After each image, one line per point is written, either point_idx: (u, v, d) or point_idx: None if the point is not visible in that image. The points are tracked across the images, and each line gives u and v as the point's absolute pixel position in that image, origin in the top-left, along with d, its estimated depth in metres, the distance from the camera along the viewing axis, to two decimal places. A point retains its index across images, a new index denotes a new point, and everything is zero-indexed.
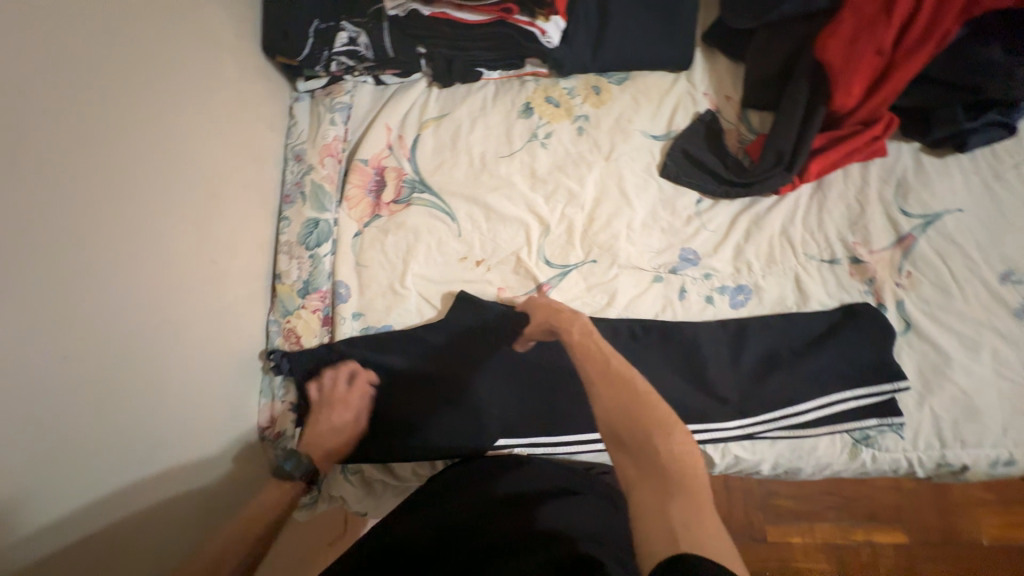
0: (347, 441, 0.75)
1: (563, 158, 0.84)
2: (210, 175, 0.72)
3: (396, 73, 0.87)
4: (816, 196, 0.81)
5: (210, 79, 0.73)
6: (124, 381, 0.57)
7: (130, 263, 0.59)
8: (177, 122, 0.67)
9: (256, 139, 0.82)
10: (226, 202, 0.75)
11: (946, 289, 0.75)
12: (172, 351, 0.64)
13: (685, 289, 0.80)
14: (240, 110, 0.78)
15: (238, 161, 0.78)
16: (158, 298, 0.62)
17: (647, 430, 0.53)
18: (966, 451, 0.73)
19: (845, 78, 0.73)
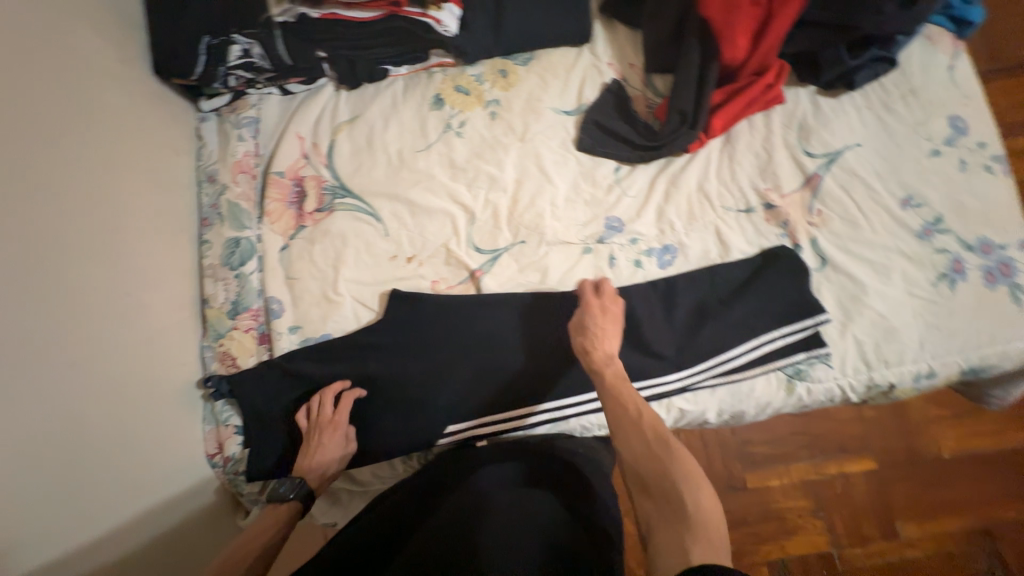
0: (336, 464, 0.72)
1: (479, 144, 0.85)
2: (116, 208, 0.70)
3: (301, 81, 0.86)
4: (726, 150, 0.84)
5: (98, 111, 0.69)
6: (42, 434, 0.54)
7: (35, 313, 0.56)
8: (67, 161, 0.64)
9: (164, 165, 0.80)
10: (139, 234, 0.73)
11: (853, 222, 0.79)
12: (96, 396, 0.61)
13: (614, 256, 0.82)
14: (140, 138, 0.76)
15: (147, 192, 0.76)
16: (72, 345, 0.59)
17: (665, 472, 0.56)
18: (891, 370, 0.77)
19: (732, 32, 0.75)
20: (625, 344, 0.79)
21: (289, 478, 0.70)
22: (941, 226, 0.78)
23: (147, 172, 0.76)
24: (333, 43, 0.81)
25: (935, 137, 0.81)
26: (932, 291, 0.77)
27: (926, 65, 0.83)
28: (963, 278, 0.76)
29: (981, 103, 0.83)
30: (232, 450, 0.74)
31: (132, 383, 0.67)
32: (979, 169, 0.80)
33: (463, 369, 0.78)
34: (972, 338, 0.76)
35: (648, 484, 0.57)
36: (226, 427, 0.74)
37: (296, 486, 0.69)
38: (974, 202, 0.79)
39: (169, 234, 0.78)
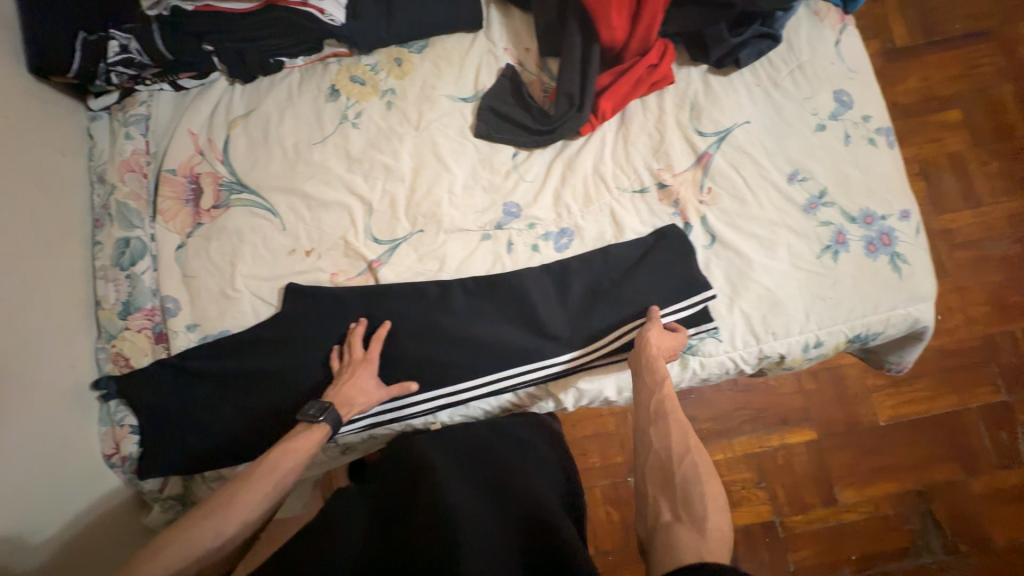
0: (368, 400, 0.74)
1: (375, 135, 0.85)
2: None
3: (192, 76, 0.85)
4: (621, 132, 0.85)
5: None
6: None
7: None
8: None
9: (52, 167, 0.78)
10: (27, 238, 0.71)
11: (742, 198, 0.81)
12: None
13: (512, 242, 0.83)
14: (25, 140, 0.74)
15: (36, 195, 0.74)
16: None
17: (689, 477, 0.59)
18: (779, 341, 0.79)
19: (605, 15, 0.76)
20: (522, 328, 0.80)
21: (320, 402, 0.73)
22: (825, 199, 0.80)
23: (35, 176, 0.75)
24: (217, 35, 0.81)
25: (821, 112, 0.82)
26: (816, 263, 0.79)
27: (813, 40, 0.84)
28: (845, 248, 0.78)
29: (866, 77, 0.84)
30: (128, 450, 0.74)
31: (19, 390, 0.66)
32: (862, 142, 0.82)
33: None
34: (856, 308, 0.78)
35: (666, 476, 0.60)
36: (122, 427, 0.75)
37: (326, 410, 0.71)
38: (858, 175, 0.81)
39: (60, 237, 0.77)
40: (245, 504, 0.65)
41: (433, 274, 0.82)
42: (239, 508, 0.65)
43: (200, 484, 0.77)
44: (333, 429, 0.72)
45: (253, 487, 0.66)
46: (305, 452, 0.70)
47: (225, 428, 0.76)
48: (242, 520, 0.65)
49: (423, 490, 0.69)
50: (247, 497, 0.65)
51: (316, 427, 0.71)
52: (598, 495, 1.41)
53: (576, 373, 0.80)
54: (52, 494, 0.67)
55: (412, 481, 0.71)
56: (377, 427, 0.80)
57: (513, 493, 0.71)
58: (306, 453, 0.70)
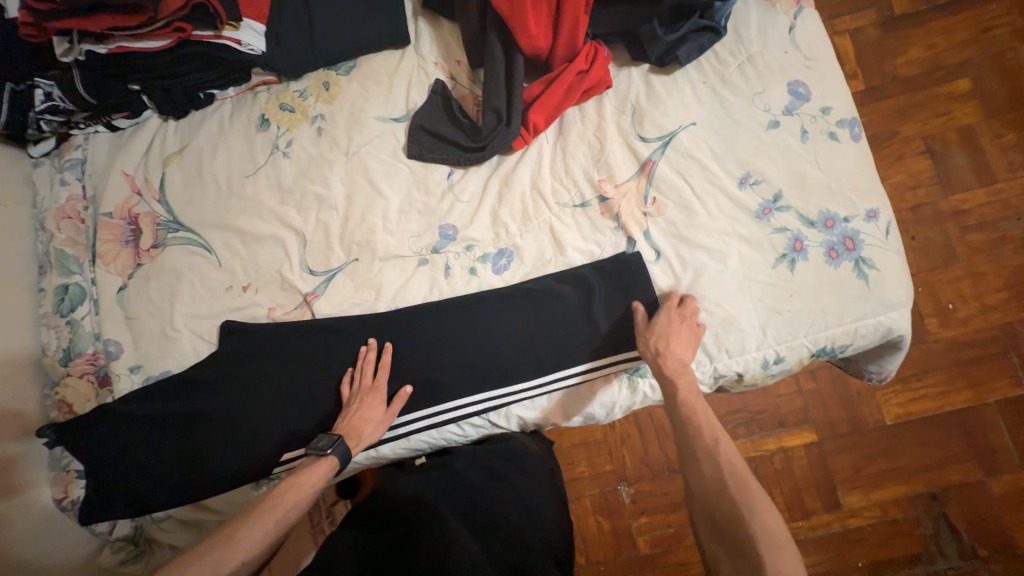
0: (337, 434, 0.71)
1: (306, 163, 0.83)
2: None
3: (126, 116, 0.85)
4: (560, 142, 0.80)
5: None
6: None
7: None
8: None
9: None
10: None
11: (689, 208, 0.75)
12: None
13: (449, 266, 0.80)
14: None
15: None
16: None
17: (733, 507, 0.58)
18: (733, 359, 0.74)
19: (520, 21, 0.72)
20: (462, 357, 0.77)
21: (329, 434, 0.72)
22: (780, 203, 0.73)
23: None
24: (140, 74, 0.80)
25: (773, 107, 0.75)
26: (772, 274, 0.73)
27: (765, 28, 0.77)
28: (803, 256, 0.72)
29: (826, 63, 0.76)
30: (76, 493, 0.76)
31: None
32: (821, 137, 0.74)
33: (299, 396, 0.78)
34: (817, 320, 0.72)
35: (716, 519, 0.59)
36: (68, 473, 0.77)
37: (336, 442, 0.70)
38: (818, 175, 0.74)
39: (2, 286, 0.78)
40: (250, 536, 0.64)
41: (370, 305, 0.80)
42: (247, 540, 0.64)
43: (155, 525, 0.79)
44: (342, 462, 0.71)
45: (257, 521, 0.65)
46: (314, 485, 0.69)
47: (168, 469, 0.76)
48: (249, 552, 0.64)
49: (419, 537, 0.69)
50: (251, 533, 0.64)
51: (324, 460, 0.70)
52: (588, 506, 1.36)
53: (518, 402, 0.77)
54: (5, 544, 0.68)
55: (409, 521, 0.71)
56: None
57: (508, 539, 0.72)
58: (312, 486, 0.69)
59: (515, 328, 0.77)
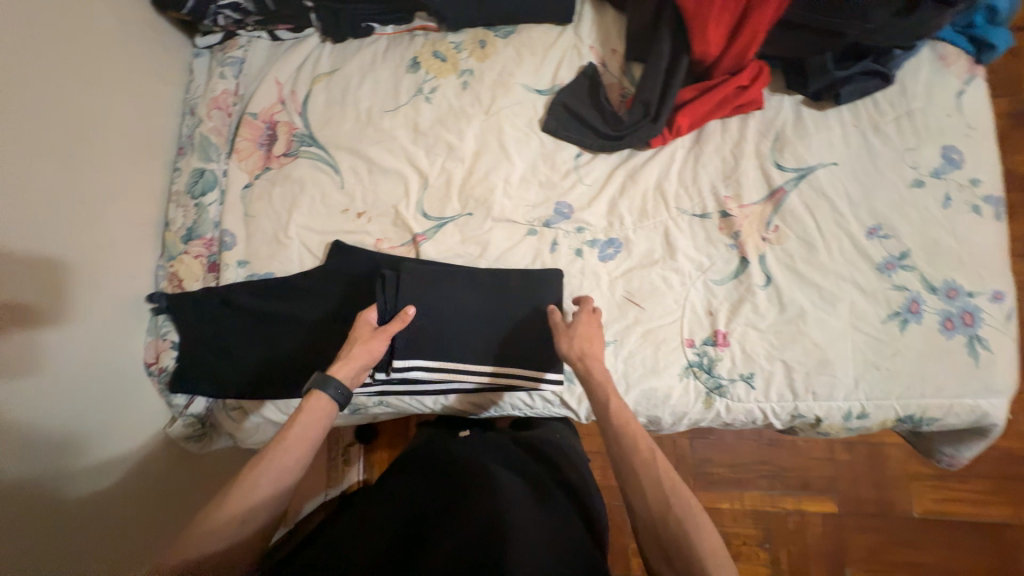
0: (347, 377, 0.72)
1: (446, 112, 0.86)
2: (109, 143, 0.77)
3: (289, 30, 0.90)
4: (693, 151, 0.81)
5: (120, 56, 0.79)
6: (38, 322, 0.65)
7: (32, 211, 0.65)
8: (91, 102, 0.74)
9: (125, 96, 0.80)
10: (38, 165, 0.66)
11: (810, 244, 0.75)
12: (71, 301, 0.70)
13: (557, 242, 0.82)
14: (47, 46, 0.68)
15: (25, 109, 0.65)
16: (55, 248, 0.68)
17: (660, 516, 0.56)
18: (818, 402, 0.73)
19: (700, 26, 0.71)
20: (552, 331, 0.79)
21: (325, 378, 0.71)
22: (905, 261, 0.73)
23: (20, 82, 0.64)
24: None
25: (921, 166, 0.74)
26: (880, 329, 0.72)
27: (932, 87, 0.76)
28: (917, 319, 0.71)
29: (986, 135, 0.75)
30: (166, 362, 0.80)
31: (80, 296, 0.71)
32: (964, 208, 0.73)
33: None
34: (915, 386, 0.71)
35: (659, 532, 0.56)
36: (164, 341, 0.81)
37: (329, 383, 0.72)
38: (950, 243, 0.72)
39: (68, 156, 0.70)
40: (257, 484, 0.60)
41: (472, 259, 0.82)
42: (258, 490, 0.60)
43: (223, 412, 0.82)
44: (337, 401, 0.67)
45: (269, 462, 0.61)
46: (315, 421, 0.65)
47: (251, 362, 0.80)
48: (261, 501, 0.60)
49: (471, 492, 0.68)
50: (266, 470, 0.61)
51: (313, 398, 0.66)
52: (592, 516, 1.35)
53: None
54: (116, 405, 0.76)
55: (458, 483, 0.71)
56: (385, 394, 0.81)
57: (557, 508, 0.70)
58: (315, 419, 0.65)
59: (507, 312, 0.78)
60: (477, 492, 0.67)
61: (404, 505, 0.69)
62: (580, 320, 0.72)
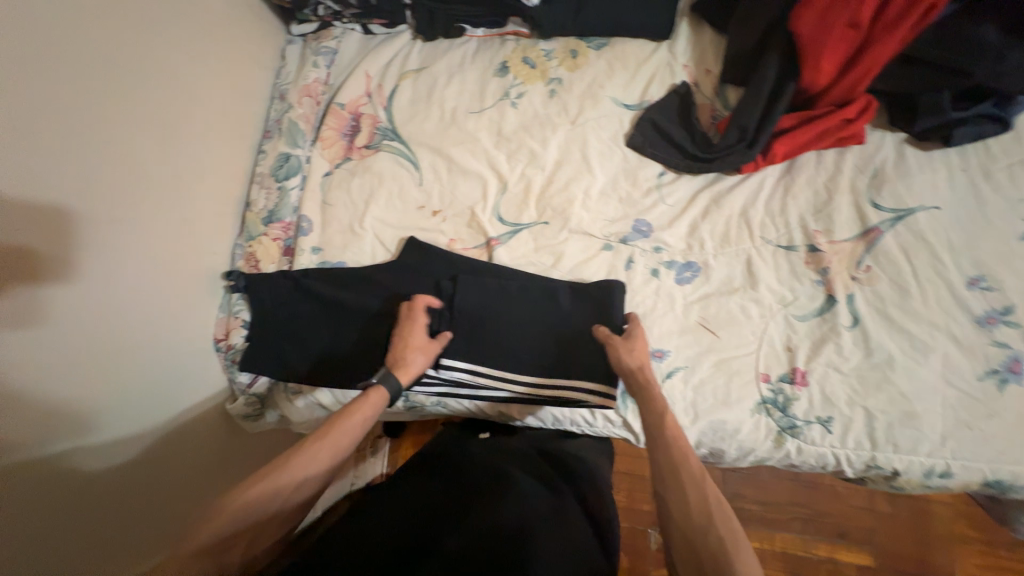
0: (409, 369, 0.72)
1: (531, 119, 0.85)
2: (202, 119, 0.78)
3: (382, 24, 0.91)
4: (784, 181, 0.79)
5: (220, 37, 0.81)
6: (123, 284, 0.65)
7: (126, 176, 0.66)
8: (185, 74, 0.75)
9: (222, 77, 0.82)
10: (140, 133, 0.68)
11: (904, 289, 0.72)
12: (156, 267, 0.70)
13: (633, 260, 0.80)
14: (155, 21, 0.70)
15: (126, 76, 0.66)
16: (145, 214, 0.69)
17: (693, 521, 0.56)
18: (899, 455, 0.69)
19: (814, 56, 0.68)
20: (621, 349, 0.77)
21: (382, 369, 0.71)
22: (1009, 317, 0.69)
23: (128, 53, 0.66)
24: None
25: None
26: (975, 386, 0.68)
27: None
28: (1018, 380, 0.67)
29: None
30: (235, 340, 0.81)
31: (165, 267, 0.72)
32: None
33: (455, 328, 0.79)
34: (1011, 451, 0.66)
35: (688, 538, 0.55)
36: (235, 318, 0.81)
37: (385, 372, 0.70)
38: None
39: (167, 129, 0.72)
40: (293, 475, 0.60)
41: (545, 269, 0.81)
42: (286, 481, 0.60)
43: (284, 394, 0.82)
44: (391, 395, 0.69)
45: (313, 452, 0.62)
46: (362, 418, 0.66)
47: (317, 349, 0.80)
48: (295, 487, 0.60)
49: (488, 509, 0.65)
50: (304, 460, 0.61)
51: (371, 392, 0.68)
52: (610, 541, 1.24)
53: None
54: (181, 371, 0.75)
55: (475, 494, 0.67)
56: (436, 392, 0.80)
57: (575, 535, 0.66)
58: (361, 417, 0.65)
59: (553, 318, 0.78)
60: (495, 510, 0.64)
61: (418, 508, 0.66)
62: (635, 334, 0.72)
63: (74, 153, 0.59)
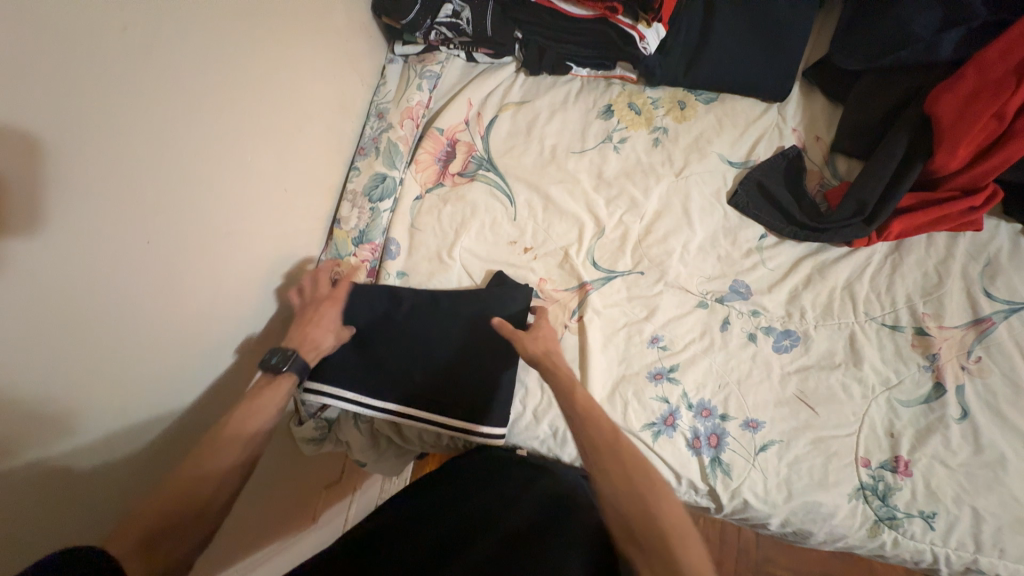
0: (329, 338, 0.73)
1: (633, 165, 0.84)
2: (300, 130, 0.76)
3: (488, 53, 0.91)
4: (891, 258, 0.77)
5: (334, 50, 0.81)
6: (186, 296, 0.60)
7: (208, 181, 0.61)
8: (280, 72, 0.70)
9: (331, 96, 0.82)
10: (254, 150, 0.68)
11: (1019, 386, 0.69)
12: (224, 278, 0.66)
13: (729, 321, 0.77)
14: (265, 22, 0.66)
15: (253, 93, 0.66)
16: (226, 219, 0.64)
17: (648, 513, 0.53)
18: (1005, 563, 0.65)
19: (954, 141, 0.69)
20: (714, 414, 0.74)
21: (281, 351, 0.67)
22: None
23: (259, 72, 0.67)
24: (532, 27, 0.86)
25: None
26: None
27: None
28: None
29: None
30: None
31: (237, 280, 0.68)
32: None
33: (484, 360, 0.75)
34: None
35: (641, 535, 0.52)
36: None
37: (291, 358, 0.66)
38: None
39: (278, 147, 0.72)
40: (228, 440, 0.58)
41: (637, 320, 0.78)
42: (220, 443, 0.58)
43: (351, 423, 0.82)
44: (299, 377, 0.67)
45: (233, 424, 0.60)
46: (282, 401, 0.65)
47: (387, 380, 0.75)
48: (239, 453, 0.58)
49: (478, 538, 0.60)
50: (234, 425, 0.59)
51: (281, 377, 0.66)
52: None
53: (754, 485, 0.70)
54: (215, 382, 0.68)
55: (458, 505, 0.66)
56: (513, 435, 0.77)
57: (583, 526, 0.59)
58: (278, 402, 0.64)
59: (457, 326, 0.77)
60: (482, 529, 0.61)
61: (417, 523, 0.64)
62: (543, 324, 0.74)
63: (158, 150, 0.53)
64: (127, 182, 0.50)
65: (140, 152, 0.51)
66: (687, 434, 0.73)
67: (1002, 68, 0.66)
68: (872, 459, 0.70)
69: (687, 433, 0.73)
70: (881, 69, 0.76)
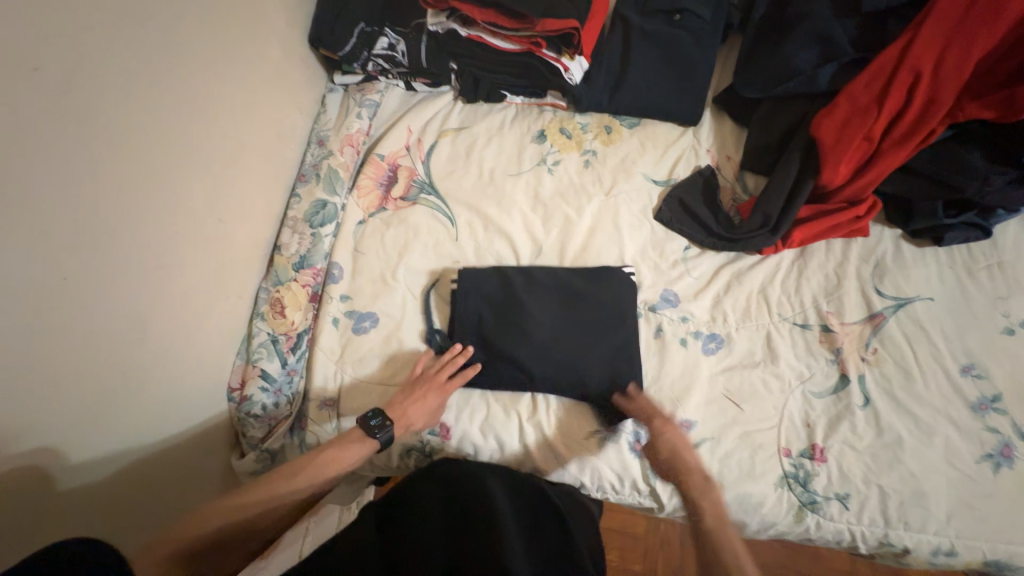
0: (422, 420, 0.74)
1: (566, 185, 0.89)
2: (236, 158, 0.77)
3: (426, 83, 0.96)
4: (797, 263, 0.86)
5: (271, 80, 0.83)
6: (110, 329, 0.58)
7: (137, 210, 0.60)
8: (215, 102, 0.71)
9: (271, 124, 0.84)
10: (187, 177, 0.67)
11: (909, 372, 0.78)
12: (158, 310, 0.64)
13: (661, 328, 0.83)
14: (195, 53, 0.67)
15: (194, 123, 0.68)
16: (157, 249, 0.63)
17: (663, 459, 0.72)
18: (909, 533, 0.71)
19: (837, 158, 0.80)
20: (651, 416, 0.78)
21: (382, 415, 0.72)
22: (999, 404, 0.75)
23: (195, 101, 0.68)
24: (465, 58, 0.91)
25: (1014, 316, 0.79)
26: (974, 468, 0.72)
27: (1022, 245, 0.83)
28: (1011, 464, 0.72)
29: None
30: (249, 391, 0.76)
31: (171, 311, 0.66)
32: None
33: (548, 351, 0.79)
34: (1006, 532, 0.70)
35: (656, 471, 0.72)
36: (253, 367, 0.77)
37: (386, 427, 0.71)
38: None
39: (219, 175, 0.73)
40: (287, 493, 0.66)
41: None
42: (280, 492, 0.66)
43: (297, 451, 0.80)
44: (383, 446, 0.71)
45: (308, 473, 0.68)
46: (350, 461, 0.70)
47: None
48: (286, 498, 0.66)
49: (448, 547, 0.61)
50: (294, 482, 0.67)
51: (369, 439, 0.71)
52: None
53: None
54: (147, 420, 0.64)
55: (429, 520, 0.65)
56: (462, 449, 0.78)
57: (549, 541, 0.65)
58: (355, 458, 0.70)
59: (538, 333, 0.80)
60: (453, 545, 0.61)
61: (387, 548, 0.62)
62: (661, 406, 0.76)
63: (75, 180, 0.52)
64: (39, 214, 0.49)
65: (55, 184, 0.50)
66: (629, 438, 0.76)
67: (868, 96, 0.79)
68: (792, 448, 0.76)
69: (629, 437, 0.77)
70: (776, 97, 0.86)
